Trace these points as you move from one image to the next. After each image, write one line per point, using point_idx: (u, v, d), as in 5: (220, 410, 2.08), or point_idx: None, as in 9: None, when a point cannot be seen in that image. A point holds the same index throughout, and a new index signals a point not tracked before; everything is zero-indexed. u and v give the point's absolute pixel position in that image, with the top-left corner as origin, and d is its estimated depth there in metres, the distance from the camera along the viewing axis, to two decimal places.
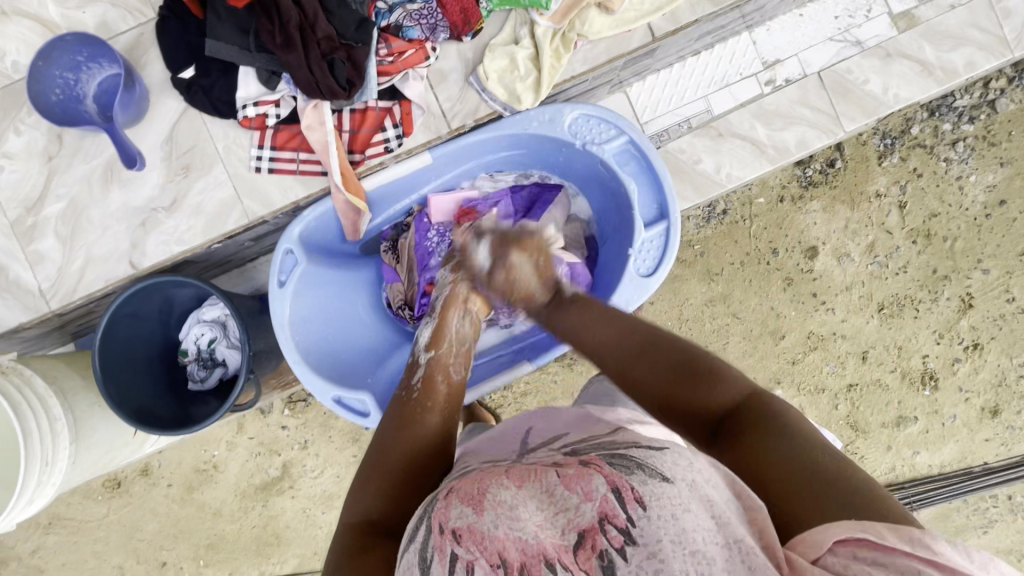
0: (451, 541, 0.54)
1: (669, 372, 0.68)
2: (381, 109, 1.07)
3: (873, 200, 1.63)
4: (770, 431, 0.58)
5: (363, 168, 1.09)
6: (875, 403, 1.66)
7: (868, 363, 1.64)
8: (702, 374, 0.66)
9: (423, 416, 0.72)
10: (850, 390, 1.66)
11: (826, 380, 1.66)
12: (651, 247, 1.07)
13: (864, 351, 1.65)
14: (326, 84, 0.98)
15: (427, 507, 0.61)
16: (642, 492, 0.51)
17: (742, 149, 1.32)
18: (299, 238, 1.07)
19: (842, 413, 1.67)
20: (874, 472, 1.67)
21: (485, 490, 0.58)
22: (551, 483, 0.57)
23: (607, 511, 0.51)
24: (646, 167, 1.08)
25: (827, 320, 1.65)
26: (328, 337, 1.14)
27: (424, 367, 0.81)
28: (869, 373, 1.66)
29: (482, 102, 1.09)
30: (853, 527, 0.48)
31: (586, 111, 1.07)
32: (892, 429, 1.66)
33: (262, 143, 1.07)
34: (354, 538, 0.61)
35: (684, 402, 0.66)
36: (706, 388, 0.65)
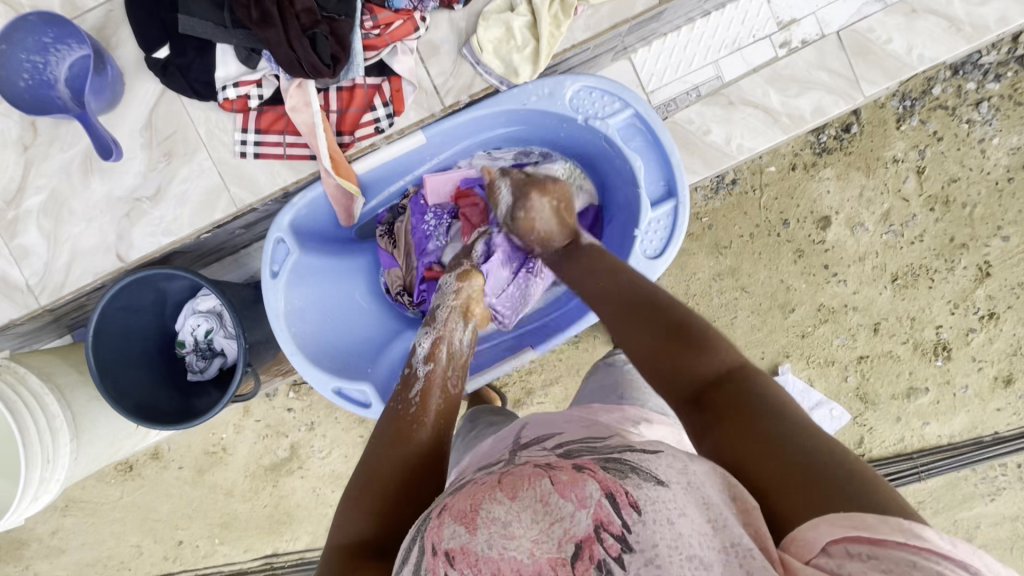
0: (444, 564, 0.51)
1: (664, 339, 0.66)
2: (370, 86, 1.01)
3: (890, 166, 1.56)
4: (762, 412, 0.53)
5: (353, 151, 1.04)
6: (886, 375, 1.63)
7: (880, 335, 1.61)
8: (696, 341, 0.64)
9: (414, 431, 0.73)
10: (861, 362, 1.63)
11: (836, 353, 1.63)
12: (658, 227, 1.02)
13: (876, 323, 1.61)
14: (309, 62, 0.91)
15: (421, 524, 0.58)
16: (636, 496, 0.48)
17: (754, 117, 1.25)
18: (290, 226, 1.03)
19: (852, 386, 1.64)
20: (883, 443, 1.65)
21: (477, 505, 0.54)
22: (543, 491, 0.52)
23: (602, 518, 0.48)
24: (653, 142, 1.02)
25: (838, 293, 1.60)
26: (327, 327, 1.11)
27: (422, 380, 0.80)
28: (880, 345, 1.62)
29: (477, 76, 1.02)
30: (844, 523, 0.43)
31: (587, 83, 1.01)
32: (902, 400, 1.63)
33: (246, 126, 1.01)
34: (346, 561, 0.59)
35: (675, 367, 0.63)
36: (696, 354, 0.62)
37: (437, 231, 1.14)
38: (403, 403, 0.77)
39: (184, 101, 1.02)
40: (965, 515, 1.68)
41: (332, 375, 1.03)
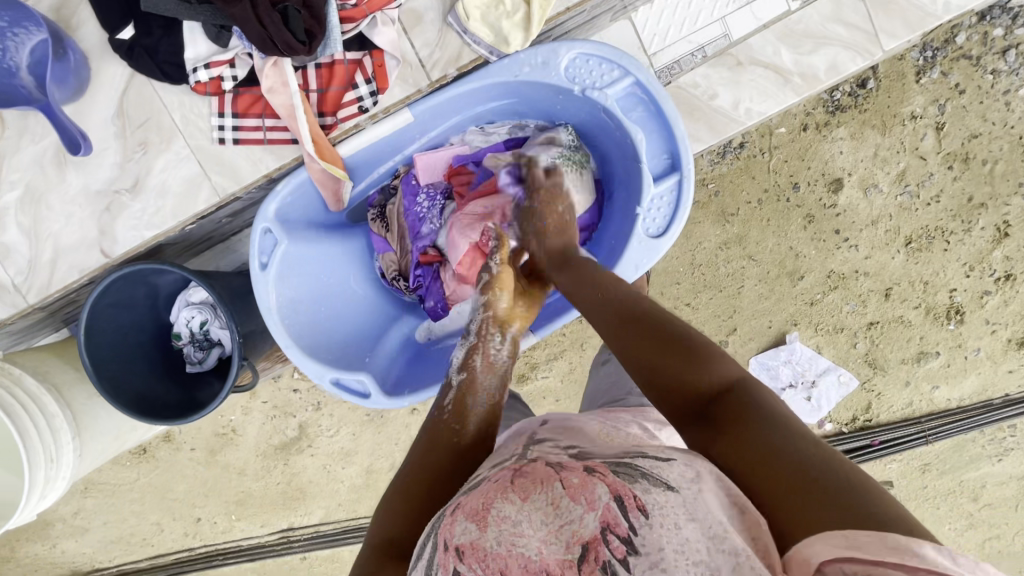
0: (454, 559, 0.50)
1: (658, 347, 0.63)
2: (350, 62, 0.94)
3: (907, 122, 1.47)
4: (757, 422, 0.52)
5: (337, 133, 0.98)
6: (896, 340, 1.59)
7: (892, 300, 1.56)
8: (691, 349, 0.61)
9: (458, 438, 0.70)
10: (870, 328, 1.59)
11: (846, 320, 1.59)
12: (661, 203, 0.97)
13: (888, 288, 1.56)
14: (281, 39, 0.84)
15: (435, 521, 0.56)
16: (644, 500, 0.48)
17: (764, 78, 1.17)
18: (276, 215, 0.98)
19: (862, 352, 1.61)
20: (892, 408, 1.64)
21: (489, 503, 0.53)
22: (555, 494, 0.52)
23: (609, 520, 0.47)
24: (655, 112, 0.95)
25: (849, 258, 1.55)
26: (322, 317, 1.08)
27: (457, 387, 0.77)
28: (891, 311, 1.58)
29: (465, 47, 0.95)
30: (841, 544, 0.41)
31: (583, 50, 0.93)
32: (912, 365, 1.61)
33: (222, 110, 0.96)
34: (378, 559, 0.58)
35: (675, 376, 0.60)
36: (693, 368, 0.59)
37: (430, 214, 1.11)
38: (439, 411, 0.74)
39: (155, 85, 0.96)
40: (972, 475, 1.68)
41: (329, 367, 1.01)
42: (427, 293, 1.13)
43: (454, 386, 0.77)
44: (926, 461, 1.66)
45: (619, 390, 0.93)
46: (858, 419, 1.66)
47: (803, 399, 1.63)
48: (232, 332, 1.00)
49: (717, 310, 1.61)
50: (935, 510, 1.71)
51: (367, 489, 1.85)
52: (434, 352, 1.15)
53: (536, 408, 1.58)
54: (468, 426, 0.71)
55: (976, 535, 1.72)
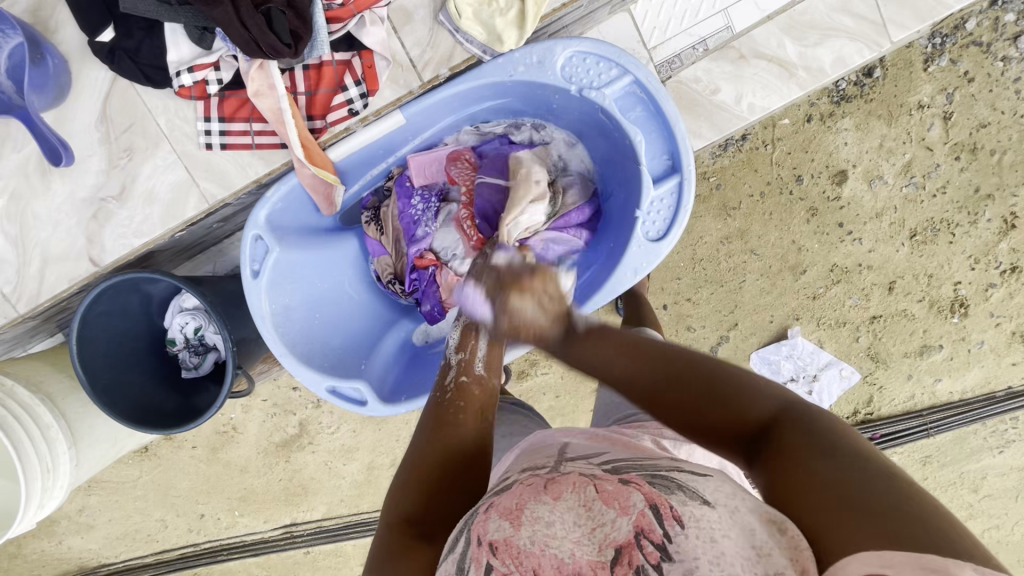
0: (487, 553, 0.50)
1: (696, 396, 0.58)
2: (339, 63, 0.91)
3: (914, 112, 1.44)
4: (804, 449, 0.48)
5: (326, 136, 0.95)
6: (899, 334, 1.57)
7: (895, 294, 1.54)
8: (728, 389, 0.56)
9: (460, 419, 0.73)
10: (873, 322, 1.57)
11: (849, 314, 1.57)
12: (661, 206, 0.95)
13: (891, 281, 1.54)
14: (266, 42, 0.81)
15: (468, 519, 0.58)
16: (680, 511, 0.47)
17: (766, 71, 1.13)
18: (266, 222, 0.96)
19: (864, 346, 1.59)
20: (893, 401, 1.63)
21: (524, 503, 0.53)
22: (588, 497, 0.52)
23: (643, 525, 0.47)
24: (655, 112, 0.92)
25: (853, 252, 1.52)
26: (317, 324, 1.06)
27: (456, 367, 0.81)
28: (895, 304, 1.56)
29: (457, 46, 0.92)
30: (874, 562, 0.38)
31: (580, 48, 0.90)
32: (915, 358, 1.59)
33: (208, 114, 0.93)
34: (398, 538, 0.61)
35: (720, 421, 0.56)
36: (735, 396, 0.56)
37: (425, 217, 1.08)
38: (441, 394, 0.77)
39: (139, 89, 0.93)
40: (973, 467, 1.67)
41: (325, 375, 0.99)
42: (424, 297, 1.10)
43: (453, 365, 0.82)
44: (926, 454, 1.65)
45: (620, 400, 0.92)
46: (858, 412, 1.65)
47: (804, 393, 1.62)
48: (224, 339, 0.99)
49: (718, 305, 1.59)
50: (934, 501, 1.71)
51: (368, 485, 1.86)
52: (431, 356, 1.13)
53: (535, 406, 1.57)
54: (464, 422, 0.73)
55: (975, 524, 1.72)
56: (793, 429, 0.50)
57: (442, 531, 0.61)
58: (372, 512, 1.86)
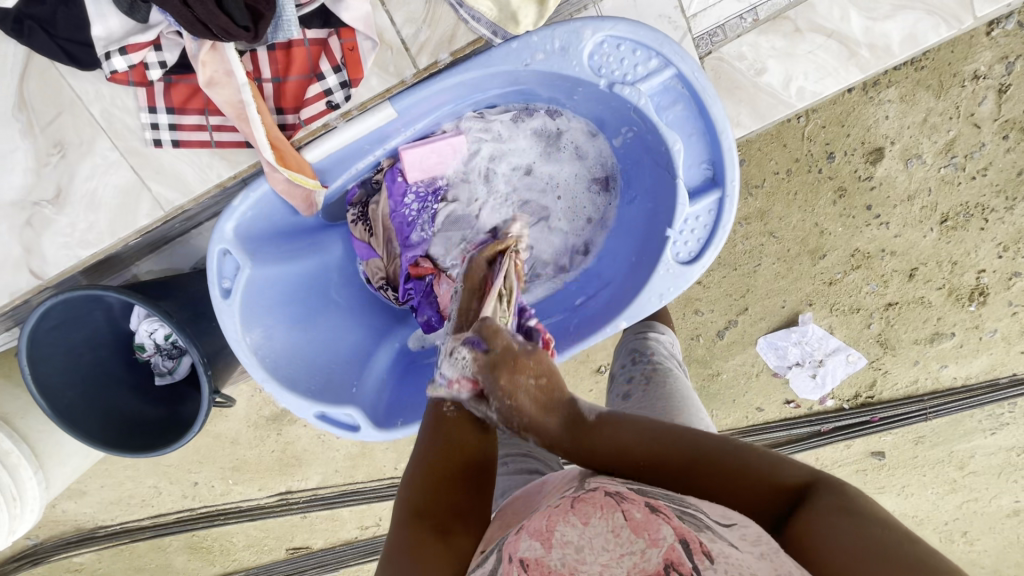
0: (518, 571, 0.46)
1: (717, 462, 0.56)
2: (313, 43, 0.73)
3: (967, 84, 1.20)
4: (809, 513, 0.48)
5: (302, 135, 0.78)
6: (911, 321, 1.43)
7: (916, 282, 1.37)
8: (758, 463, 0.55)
9: (470, 432, 0.67)
10: (888, 310, 1.42)
11: (864, 300, 1.42)
12: (696, 224, 0.82)
13: (913, 268, 1.37)
14: (214, 23, 0.63)
15: (497, 542, 0.53)
16: (710, 547, 0.43)
17: (823, 48, 0.96)
18: (235, 235, 0.82)
19: (874, 333, 1.45)
20: (896, 385, 1.51)
21: (554, 525, 0.49)
22: (616, 524, 0.47)
23: (671, 557, 0.43)
24: (699, 113, 0.77)
25: (878, 237, 1.35)
26: (305, 343, 0.94)
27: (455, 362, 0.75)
28: (913, 291, 1.40)
29: (461, 24, 0.75)
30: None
31: (615, 32, 0.72)
32: (924, 345, 1.45)
33: (153, 104, 0.76)
34: (412, 533, 0.55)
35: (739, 481, 0.54)
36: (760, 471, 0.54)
37: (421, 218, 0.95)
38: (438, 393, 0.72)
39: (66, 71, 0.75)
40: (963, 447, 1.58)
41: (312, 401, 0.89)
42: (419, 307, 0.98)
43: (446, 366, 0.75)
44: (918, 434, 1.55)
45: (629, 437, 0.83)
46: (859, 395, 1.54)
47: (808, 377, 1.51)
48: (195, 352, 0.87)
49: (729, 288, 1.44)
50: (928, 487, 1.63)
51: (363, 457, 1.78)
52: (425, 367, 1.04)
53: None
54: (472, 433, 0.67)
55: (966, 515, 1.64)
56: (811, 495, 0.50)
57: (462, 527, 0.57)
58: (365, 483, 1.79)
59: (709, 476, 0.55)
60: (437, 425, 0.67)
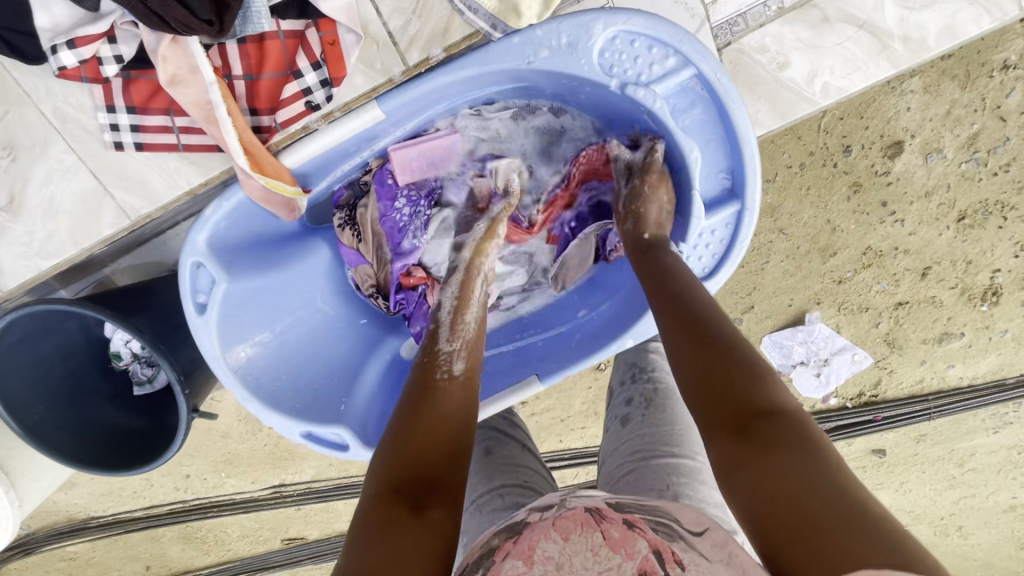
0: None
1: (713, 356, 0.55)
2: (289, 36, 0.65)
3: (997, 74, 1.00)
4: (778, 449, 0.47)
5: (280, 138, 0.71)
6: (920, 320, 1.22)
7: (927, 282, 1.17)
8: (750, 372, 0.53)
9: (445, 391, 0.62)
10: (897, 309, 1.21)
11: (872, 300, 1.21)
12: (712, 239, 0.76)
13: (926, 267, 1.16)
14: (171, 15, 0.55)
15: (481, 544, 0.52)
16: (682, 556, 0.45)
17: (853, 40, 0.88)
18: (208, 247, 0.75)
19: (883, 332, 1.24)
20: (901, 385, 1.29)
21: (534, 542, 0.48)
22: (595, 542, 0.46)
23: (646, 568, 0.44)
24: (719, 118, 0.70)
25: (892, 236, 1.14)
26: (286, 357, 0.88)
27: (441, 324, 0.72)
28: (924, 290, 1.19)
29: (456, 15, 0.67)
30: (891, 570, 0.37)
31: (630, 27, 0.64)
32: (932, 345, 1.24)
33: (111, 103, 0.68)
34: (385, 508, 0.50)
35: (728, 390, 0.52)
36: (748, 383, 0.52)
37: (413, 223, 0.87)
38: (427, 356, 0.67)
39: (14, 66, 0.67)
40: (965, 444, 1.36)
41: (299, 420, 0.84)
42: (411, 318, 0.92)
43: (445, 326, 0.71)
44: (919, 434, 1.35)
45: (632, 456, 0.80)
46: (863, 395, 1.33)
47: (813, 376, 1.30)
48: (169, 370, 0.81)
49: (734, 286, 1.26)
50: (930, 490, 1.43)
51: None
52: None
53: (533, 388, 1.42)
54: (449, 395, 0.62)
55: (972, 532, 1.48)
56: (785, 424, 0.49)
57: (437, 500, 0.52)
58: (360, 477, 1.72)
59: (704, 357, 0.55)
60: (406, 402, 0.62)
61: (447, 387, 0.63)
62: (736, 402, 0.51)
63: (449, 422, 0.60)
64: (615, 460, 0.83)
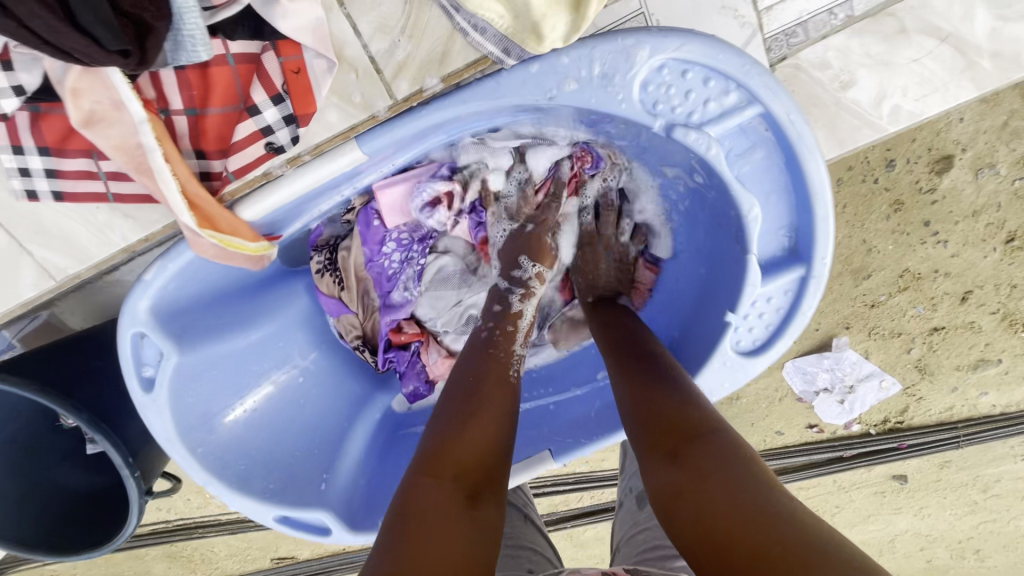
0: None
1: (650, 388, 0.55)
2: (241, 60, 0.50)
3: None
4: (713, 467, 0.46)
5: (237, 187, 0.57)
6: (955, 346, 1.01)
7: (967, 307, 0.95)
8: (689, 403, 0.53)
9: (505, 385, 0.58)
10: (931, 334, 0.99)
11: (905, 323, 0.99)
12: (765, 308, 0.63)
13: (967, 290, 0.95)
14: (64, 42, 0.39)
15: None
16: None
17: (933, 56, 0.72)
18: (151, 316, 0.62)
19: (913, 358, 1.03)
20: (930, 413, 1.09)
21: None
22: None
23: None
24: (786, 167, 0.56)
25: (933, 258, 0.92)
26: (253, 428, 0.75)
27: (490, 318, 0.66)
28: (962, 315, 0.98)
29: (457, 35, 0.52)
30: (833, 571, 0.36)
31: (683, 54, 0.49)
32: (965, 371, 1.03)
33: (16, 142, 0.52)
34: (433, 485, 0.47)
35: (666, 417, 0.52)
36: (683, 410, 0.52)
37: (404, 272, 0.75)
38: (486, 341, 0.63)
39: None
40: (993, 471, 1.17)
41: (271, 505, 0.72)
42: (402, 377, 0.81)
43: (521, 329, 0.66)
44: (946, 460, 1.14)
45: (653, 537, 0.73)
46: (889, 420, 1.11)
47: (836, 403, 1.07)
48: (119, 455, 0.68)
49: None
50: (950, 515, 1.24)
51: None
52: (411, 444, 0.85)
53: None
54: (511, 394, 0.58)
55: (990, 556, 1.29)
56: (715, 443, 0.48)
57: (492, 493, 0.49)
58: None
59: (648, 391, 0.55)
60: (469, 382, 0.57)
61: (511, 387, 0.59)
62: (671, 428, 0.51)
63: (510, 426, 0.56)
64: (634, 541, 0.75)
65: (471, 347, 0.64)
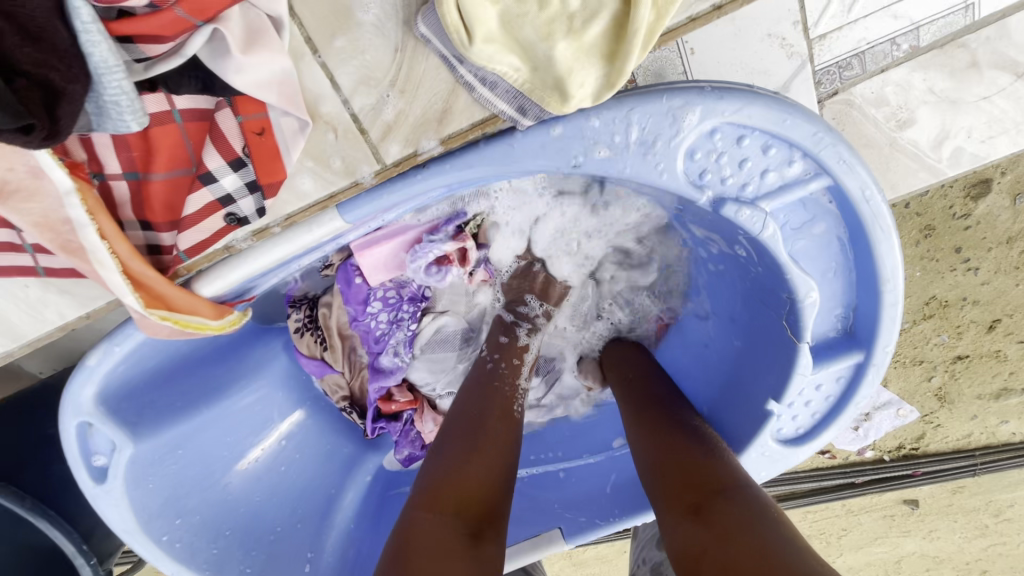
0: None
1: (670, 438, 0.50)
2: (189, 118, 0.42)
3: None
4: (742, 526, 0.39)
5: (195, 261, 0.48)
6: (978, 376, 0.87)
7: (994, 337, 0.83)
8: (716, 453, 0.47)
9: (508, 419, 0.52)
10: (954, 364, 0.87)
11: (927, 352, 0.86)
12: (815, 396, 0.54)
13: (997, 318, 0.82)
14: None
15: None
16: None
17: (1006, 94, 0.63)
18: (96, 403, 0.54)
19: (932, 386, 0.89)
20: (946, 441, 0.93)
21: None
22: None
23: None
24: (850, 245, 0.47)
25: (962, 286, 0.80)
26: (225, 503, 0.66)
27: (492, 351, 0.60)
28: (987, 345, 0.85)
29: (461, 89, 0.43)
30: None
31: (734, 116, 0.40)
32: (986, 402, 0.89)
33: None
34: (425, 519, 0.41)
35: (688, 466, 0.46)
36: (708, 461, 0.46)
37: (393, 332, 0.66)
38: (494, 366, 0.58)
39: None
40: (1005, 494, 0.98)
41: None
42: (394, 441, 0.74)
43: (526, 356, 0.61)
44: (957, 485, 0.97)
45: None
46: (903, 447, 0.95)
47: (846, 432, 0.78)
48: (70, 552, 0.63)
49: None
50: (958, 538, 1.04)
51: None
52: None
53: None
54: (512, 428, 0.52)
55: None
56: (742, 501, 0.41)
57: (495, 532, 0.43)
58: None
59: (667, 440, 0.50)
60: (463, 412, 0.52)
61: (514, 422, 0.53)
62: (694, 480, 0.45)
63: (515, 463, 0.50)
64: None
65: (471, 379, 0.58)
